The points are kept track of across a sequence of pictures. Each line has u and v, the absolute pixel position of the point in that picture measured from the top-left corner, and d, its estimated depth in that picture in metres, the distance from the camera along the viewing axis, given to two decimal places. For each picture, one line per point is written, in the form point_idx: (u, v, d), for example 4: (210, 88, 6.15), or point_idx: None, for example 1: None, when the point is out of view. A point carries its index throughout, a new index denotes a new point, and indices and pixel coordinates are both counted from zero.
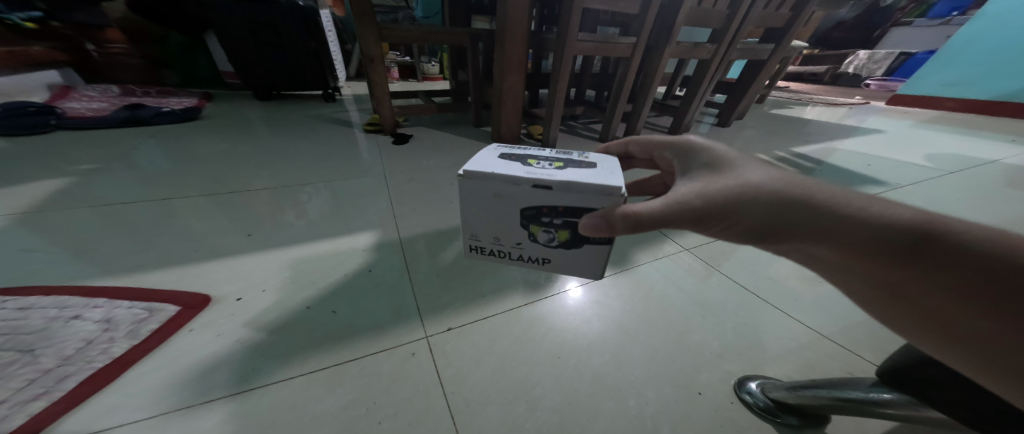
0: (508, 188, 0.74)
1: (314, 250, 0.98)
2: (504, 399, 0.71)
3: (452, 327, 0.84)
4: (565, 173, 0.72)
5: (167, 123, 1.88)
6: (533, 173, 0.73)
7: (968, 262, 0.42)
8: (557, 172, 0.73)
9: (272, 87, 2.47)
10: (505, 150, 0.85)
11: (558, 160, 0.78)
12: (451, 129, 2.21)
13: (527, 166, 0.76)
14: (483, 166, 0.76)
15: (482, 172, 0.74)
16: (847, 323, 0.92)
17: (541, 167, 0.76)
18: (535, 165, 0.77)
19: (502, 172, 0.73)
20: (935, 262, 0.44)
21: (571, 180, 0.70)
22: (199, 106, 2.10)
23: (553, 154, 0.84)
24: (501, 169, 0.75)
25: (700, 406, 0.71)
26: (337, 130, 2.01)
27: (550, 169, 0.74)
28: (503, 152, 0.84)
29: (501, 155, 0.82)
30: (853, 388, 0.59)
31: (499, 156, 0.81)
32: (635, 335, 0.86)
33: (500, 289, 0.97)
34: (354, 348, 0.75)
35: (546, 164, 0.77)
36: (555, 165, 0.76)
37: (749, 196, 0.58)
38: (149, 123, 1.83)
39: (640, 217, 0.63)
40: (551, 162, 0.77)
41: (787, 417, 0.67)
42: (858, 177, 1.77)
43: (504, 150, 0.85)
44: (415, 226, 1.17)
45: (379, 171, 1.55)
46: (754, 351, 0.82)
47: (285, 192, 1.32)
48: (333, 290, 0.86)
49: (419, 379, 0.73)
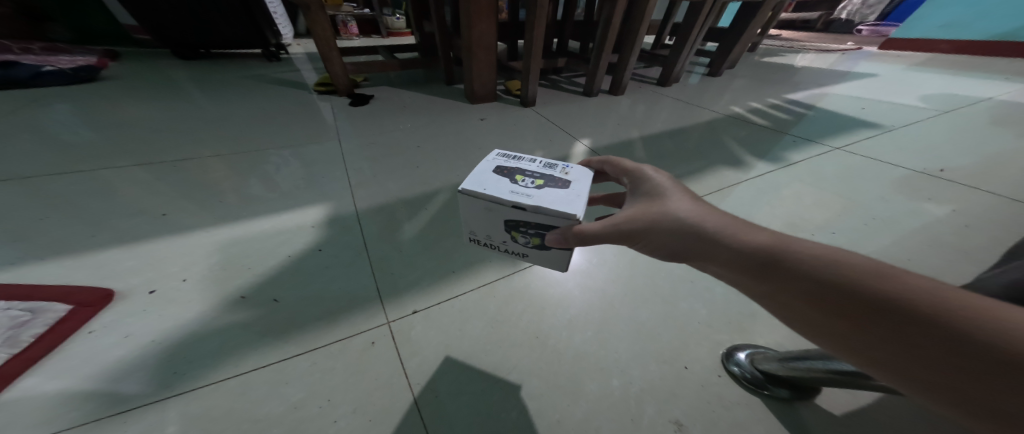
0: (484, 205, 0.66)
1: (252, 228, 0.85)
2: (479, 388, 0.65)
3: (417, 310, 0.75)
4: (543, 195, 0.62)
5: (53, 85, 1.61)
6: (516, 192, 0.63)
7: (805, 274, 0.36)
8: (539, 193, 0.63)
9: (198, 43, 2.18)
10: (501, 153, 0.74)
11: (544, 176, 0.67)
12: (419, 88, 1.99)
13: (511, 182, 0.66)
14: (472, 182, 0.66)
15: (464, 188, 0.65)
16: None
17: (524, 183, 0.65)
18: (519, 179, 0.67)
19: (482, 191, 0.64)
20: (786, 273, 0.38)
21: (542, 205, 0.60)
22: (96, 65, 1.79)
23: (544, 165, 0.71)
24: (483, 185, 0.65)
25: (686, 382, 0.66)
26: (285, 91, 1.77)
27: (531, 189, 0.64)
28: (500, 158, 0.73)
29: (492, 162, 0.72)
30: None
31: (490, 164, 0.71)
32: (620, 306, 0.79)
33: (472, 262, 0.88)
34: (302, 340, 0.66)
35: (529, 182, 0.66)
36: (538, 182, 0.66)
37: (653, 221, 0.51)
38: (32, 85, 1.57)
39: (585, 235, 0.56)
40: (534, 177, 0.67)
41: (777, 390, 0.63)
42: (852, 122, 1.67)
43: (499, 154, 0.74)
44: (373, 197, 1.04)
45: (332, 136, 1.38)
46: (744, 315, 0.77)
47: (217, 161, 1.14)
48: (275, 274, 0.75)
49: (381, 372, 0.64)
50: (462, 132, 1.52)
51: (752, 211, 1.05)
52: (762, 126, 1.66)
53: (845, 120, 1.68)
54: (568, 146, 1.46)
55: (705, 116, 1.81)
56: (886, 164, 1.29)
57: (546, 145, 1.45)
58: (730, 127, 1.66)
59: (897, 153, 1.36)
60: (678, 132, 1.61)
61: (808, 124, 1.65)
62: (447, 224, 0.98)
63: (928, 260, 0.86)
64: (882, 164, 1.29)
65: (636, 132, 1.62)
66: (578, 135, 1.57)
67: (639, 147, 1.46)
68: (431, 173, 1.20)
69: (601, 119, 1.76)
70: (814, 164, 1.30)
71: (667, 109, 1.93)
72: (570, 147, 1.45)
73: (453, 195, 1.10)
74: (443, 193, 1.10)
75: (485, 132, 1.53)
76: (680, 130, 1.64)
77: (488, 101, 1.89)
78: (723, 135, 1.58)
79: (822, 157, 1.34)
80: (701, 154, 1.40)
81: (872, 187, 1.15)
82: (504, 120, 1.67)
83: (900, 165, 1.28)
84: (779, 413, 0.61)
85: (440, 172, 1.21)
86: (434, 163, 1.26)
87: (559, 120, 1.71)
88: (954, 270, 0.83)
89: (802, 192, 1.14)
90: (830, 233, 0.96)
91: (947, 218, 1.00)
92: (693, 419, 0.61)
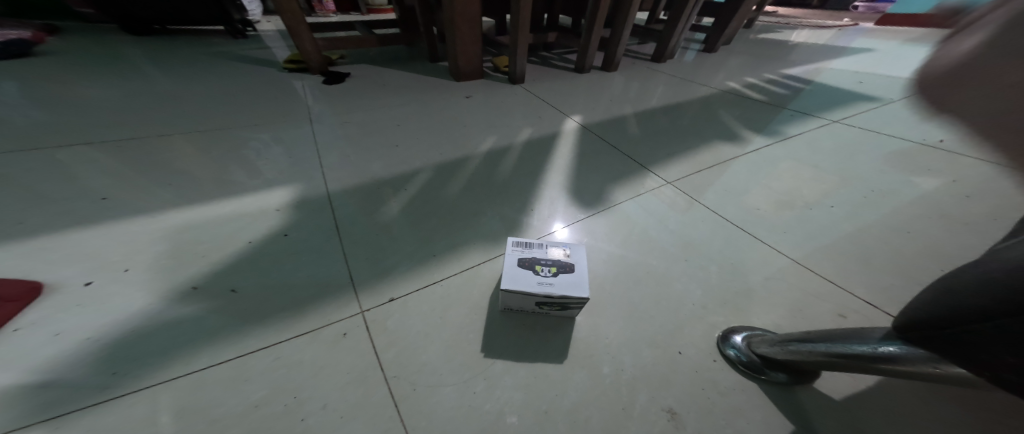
0: (517, 300, 0.65)
1: (210, 213, 0.78)
2: (461, 379, 0.60)
3: (394, 298, 0.70)
4: (565, 285, 0.63)
5: None
6: (544, 284, 0.63)
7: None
8: (566, 283, 0.63)
9: (149, 18, 1.97)
10: (512, 239, 0.72)
11: (561, 262, 0.68)
12: (401, 65, 1.88)
13: (535, 274, 0.65)
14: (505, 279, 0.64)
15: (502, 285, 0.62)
16: (835, 245, 0.81)
17: (547, 273, 0.65)
18: (542, 269, 0.66)
19: (514, 289, 0.62)
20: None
21: (570, 296, 0.61)
22: (34, 39, 1.63)
23: (556, 248, 0.70)
24: (512, 281, 0.63)
25: (679, 367, 0.63)
26: (254, 69, 1.65)
27: (553, 279, 0.64)
28: (515, 245, 0.71)
29: (510, 252, 0.69)
30: (860, 341, 0.47)
31: (509, 255, 0.68)
32: (611, 289, 0.75)
33: (455, 245, 0.83)
34: (265, 333, 0.60)
35: (549, 271, 0.65)
36: (555, 270, 0.66)
37: None
38: None
39: None
40: (552, 264, 0.67)
41: (774, 373, 0.60)
42: (850, 96, 1.61)
43: (513, 241, 0.72)
44: (347, 178, 0.97)
45: (305, 116, 1.28)
46: (741, 293, 0.72)
47: (176, 142, 1.05)
48: (234, 262, 0.68)
49: (353, 365, 0.59)
50: (446, 110, 1.43)
51: (749, 187, 1.01)
52: (758, 101, 1.60)
53: (843, 94, 1.63)
54: (558, 123, 1.39)
55: (700, 92, 1.74)
56: (887, 136, 1.24)
57: (535, 122, 1.38)
58: (727, 103, 1.60)
59: (897, 125, 1.32)
60: (673, 109, 1.55)
61: (805, 99, 1.60)
62: (427, 206, 0.92)
63: (930, 231, 0.83)
64: (881, 136, 1.25)
65: (630, 108, 1.55)
66: (569, 112, 1.49)
67: (633, 124, 1.40)
68: (411, 153, 1.12)
69: (593, 96, 1.68)
70: (812, 138, 1.25)
71: (661, 85, 1.86)
72: (560, 124, 1.38)
73: (434, 175, 1.03)
74: (424, 173, 1.03)
75: (471, 110, 1.45)
76: (675, 106, 1.58)
77: (475, 78, 1.79)
78: (718, 110, 1.52)
79: (820, 131, 1.30)
80: (696, 130, 1.35)
81: (872, 160, 1.11)
82: (490, 97, 1.59)
83: (900, 137, 1.24)
84: (776, 397, 0.58)
85: (422, 151, 1.14)
86: (415, 142, 1.18)
87: (548, 97, 1.63)
88: (958, 241, 0.80)
89: (801, 166, 1.09)
90: (830, 207, 0.92)
91: (948, 190, 0.96)
92: (686, 406, 0.58)
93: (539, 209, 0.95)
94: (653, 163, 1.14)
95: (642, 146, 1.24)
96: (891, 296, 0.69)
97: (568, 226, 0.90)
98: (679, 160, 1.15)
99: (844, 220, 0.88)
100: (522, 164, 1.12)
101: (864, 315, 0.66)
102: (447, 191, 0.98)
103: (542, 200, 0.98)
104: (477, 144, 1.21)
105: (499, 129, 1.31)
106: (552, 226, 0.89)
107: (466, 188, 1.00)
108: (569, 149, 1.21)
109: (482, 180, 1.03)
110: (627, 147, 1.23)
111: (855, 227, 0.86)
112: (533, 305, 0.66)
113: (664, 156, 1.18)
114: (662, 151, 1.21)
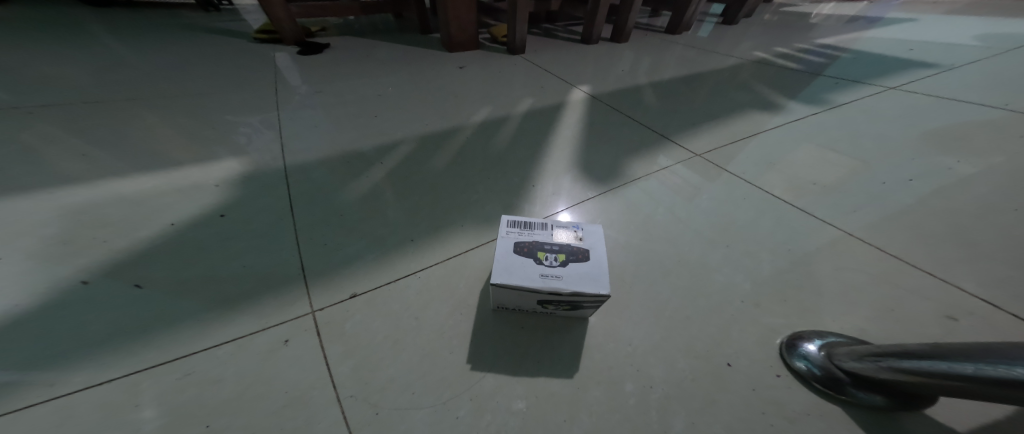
0: (513, 296, 0.49)
1: (134, 191, 0.64)
2: (438, 400, 0.45)
3: (356, 293, 0.54)
4: (576, 279, 0.47)
5: None
6: (548, 276, 0.47)
7: None
8: (579, 276, 0.47)
9: None
10: (506, 218, 0.55)
11: (571, 247, 0.51)
12: (389, 37, 1.70)
13: (537, 264, 0.49)
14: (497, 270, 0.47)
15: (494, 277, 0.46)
16: (921, 227, 0.64)
17: (552, 262, 0.49)
18: (546, 257, 0.49)
19: (509, 283, 0.46)
20: None
21: (581, 293, 0.46)
22: None
23: (564, 230, 0.53)
24: (506, 274, 0.47)
25: (730, 384, 0.47)
26: (225, 39, 1.50)
27: (559, 272, 0.48)
28: (510, 226, 0.54)
29: (503, 234, 0.53)
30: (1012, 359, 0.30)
31: (503, 239, 0.52)
32: (632, 281, 0.59)
33: (438, 228, 0.67)
34: (174, 341, 0.45)
35: (554, 261, 0.49)
36: (562, 258, 0.49)
37: None
38: None
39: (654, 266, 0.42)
40: (560, 249, 0.50)
41: (863, 394, 0.44)
42: (902, 63, 1.41)
43: (507, 221, 0.55)
44: (312, 152, 0.82)
45: (273, 85, 1.13)
46: (804, 287, 0.56)
47: (117, 112, 0.91)
48: (150, 250, 0.54)
49: (294, 382, 0.44)
50: (436, 81, 1.26)
51: (795, 160, 0.84)
52: (792, 69, 1.41)
53: (893, 61, 1.43)
54: (565, 93, 1.22)
55: (724, 62, 1.55)
56: (955, 102, 1.06)
57: (538, 92, 1.21)
58: (755, 72, 1.41)
59: (965, 91, 1.13)
60: (695, 78, 1.37)
61: (848, 67, 1.40)
62: (406, 183, 0.76)
63: None
64: (947, 102, 1.06)
65: (645, 79, 1.37)
66: (576, 82, 1.32)
67: (650, 94, 1.22)
68: (393, 124, 0.97)
69: (603, 67, 1.50)
70: (864, 106, 1.07)
71: (678, 56, 1.67)
72: (567, 94, 1.21)
73: (417, 148, 0.87)
74: (406, 146, 0.88)
75: (465, 80, 1.28)
76: (696, 76, 1.40)
77: (470, 49, 1.60)
78: (747, 79, 1.33)
79: (872, 98, 1.11)
80: (724, 99, 1.17)
81: (943, 128, 0.93)
82: (487, 67, 1.41)
83: (972, 103, 1.05)
84: (868, 427, 0.42)
85: (405, 123, 0.98)
86: (398, 113, 1.03)
87: (553, 67, 1.45)
88: None
89: (855, 136, 0.92)
90: (905, 181, 0.75)
91: None
92: None
93: (542, 186, 0.79)
94: (678, 134, 0.97)
95: (662, 116, 1.07)
96: (1011, 292, 0.53)
97: (578, 205, 0.74)
98: (708, 131, 0.98)
99: (924, 195, 0.71)
100: (522, 137, 0.95)
101: (981, 316, 0.50)
102: (431, 166, 0.82)
103: (547, 176, 0.82)
104: (470, 115, 1.04)
105: (496, 99, 1.15)
106: (558, 206, 0.73)
107: (454, 162, 0.84)
108: (578, 120, 1.05)
109: (475, 154, 0.87)
110: (645, 118, 1.06)
111: (942, 205, 0.68)
112: (535, 304, 0.51)
113: (690, 127, 1.01)
114: (687, 122, 1.04)
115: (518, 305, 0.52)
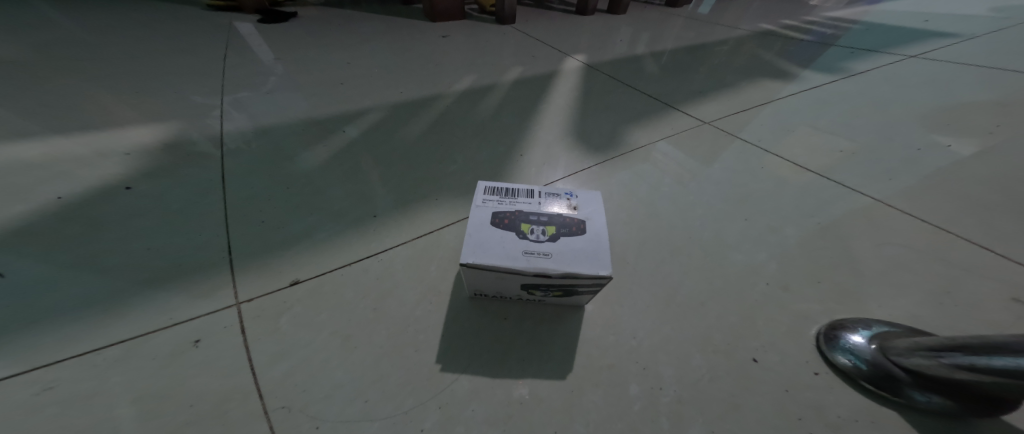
0: (492, 280, 0.39)
1: (26, 163, 0.53)
2: (393, 410, 0.35)
3: (297, 280, 0.44)
4: (567, 256, 0.37)
5: None
6: (533, 254, 0.37)
7: None
8: (572, 253, 0.37)
9: None
10: (483, 185, 0.45)
11: (562, 218, 0.41)
12: (367, 7, 1.55)
13: (519, 238, 0.38)
14: (471, 248, 0.37)
15: (469, 257, 0.36)
16: (959, 200, 0.57)
17: (539, 236, 0.39)
18: (533, 231, 0.39)
19: (483, 263, 0.36)
20: None
21: (575, 274, 0.36)
22: None
23: (553, 200, 0.43)
24: (480, 251, 0.37)
25: (758, 384, 0.38)
26: (177, 5, 1.34)
27: (546, 248, 0.38)
28: (487, 193, 0.43)
29: (479, 203, 0.42)
30: None
31: (478, 210, 0.41)
32: (636, 261, 0.50)
33: (405, 202, 0.56)
34: (36, 345, 0.35)
35: (541, 235, 0.39)
36: (551, 232, 0.39)
37: None
38: None
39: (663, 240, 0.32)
40: (548, 221, 0.40)
41: (927, 397, 0.35)
42: (919, 33, 1.33)
43: (484, 187, 0.44)
44: (264, 119, 0.70)
45: (227, 51, 1.00)
46: (845, 265, 0.48)
47: (29, 75, 0.77)
48: (34, 233, 0.44)
49: (200, 392, 0.34)
50: (417, 49, 1.14)
51: (813, 127, 0.76)
52: (802, 40, 1.32)
53: (910, 32, 1.35)
54: (558, 61, 1.11)
55: (729, 34, 1.45)
56: (981, 70, 0.98)
57: (529, 60, 1.09)
58: (763, 42, 1.31)
59: (989, 59, 1.05)
60: (699, 49, 1.27)
61: (862, 37, 1.32)
62: (372, 152, 0.65)
63: None
64: (973, 68, 0.98)
65: (646, 49, 1.26)
66: (571, 52, 1.21)
67: (652, 64, 1.12)
68: (364, 92, 0.85)
69: (600, 38, 1.38)
70: (885, 73, 0.98)
71: (680, 28, 1.56)
72: (561, 63, 1.09)
73: (388, 115, 0.76)
74: (375, 113, 0.76)
75: (448, 48, 1.16)
76: (701, 47, 1.29)
77: (455, 19, 1.46)
78: (755, 50, 1.23)
79: (892, 66, 1.03)
80: (731, 68, 1.07)
81: (972, 94, 0.85)
82: (473, 37, 1.29)
83: (1001, 71, 0.97)
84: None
85: (377, 89, 0.86)
86: (371, 80, 0.91)
87: (546, 38, 1.34)
88: None
89: (878, 103, 0.84)
90: (944, 147, 0.68)
91: None
92: None
93: (533, 156, 0.68)
94: (684, 102, 0.87)
95: (666, 85, 0.97)
96: None
97: (573, 176, 0.64)
98: (716, 99, 0.89)
99: (957, 166, 0.63)
100: (511, 105, 0.85)
101: None
102: (402, 134, 0.71)
103: (537, 145, 0.71)
104: (451, 82, 0.93)
105: (481, 67, 1.03)
106: (550, 176, 0.64)
107: (431, 131, 0.73)
108: (573, 88, 0.94)
109: (455, 122, 0.76)
110: (647, 86, 0.96)
111: (978, 176, 0.61)
112: (519, 289, 0.41)
113: (696, 95, 0.91)
114: (693, 90, 0.94)
115: (497, 290, 0.42)
